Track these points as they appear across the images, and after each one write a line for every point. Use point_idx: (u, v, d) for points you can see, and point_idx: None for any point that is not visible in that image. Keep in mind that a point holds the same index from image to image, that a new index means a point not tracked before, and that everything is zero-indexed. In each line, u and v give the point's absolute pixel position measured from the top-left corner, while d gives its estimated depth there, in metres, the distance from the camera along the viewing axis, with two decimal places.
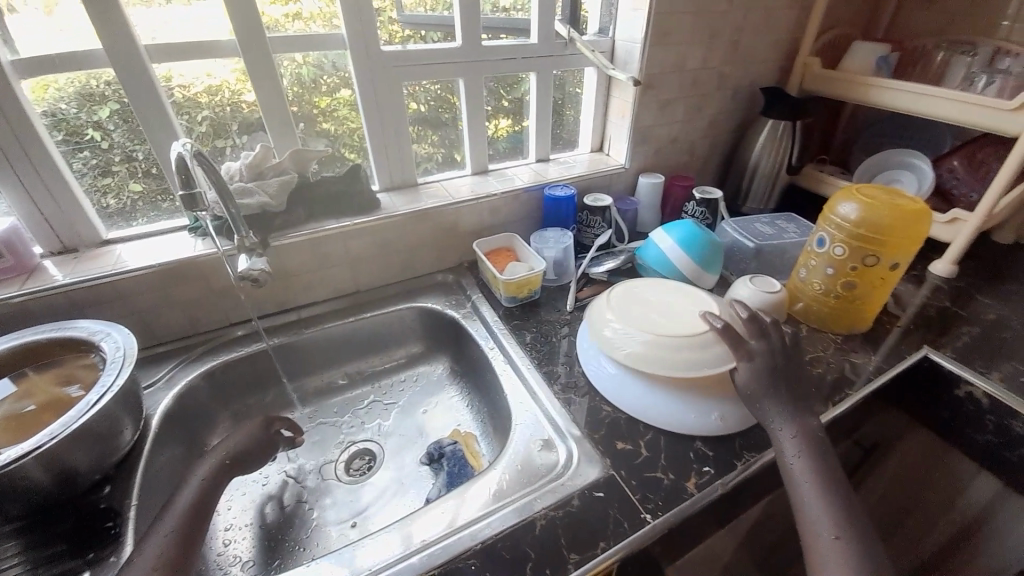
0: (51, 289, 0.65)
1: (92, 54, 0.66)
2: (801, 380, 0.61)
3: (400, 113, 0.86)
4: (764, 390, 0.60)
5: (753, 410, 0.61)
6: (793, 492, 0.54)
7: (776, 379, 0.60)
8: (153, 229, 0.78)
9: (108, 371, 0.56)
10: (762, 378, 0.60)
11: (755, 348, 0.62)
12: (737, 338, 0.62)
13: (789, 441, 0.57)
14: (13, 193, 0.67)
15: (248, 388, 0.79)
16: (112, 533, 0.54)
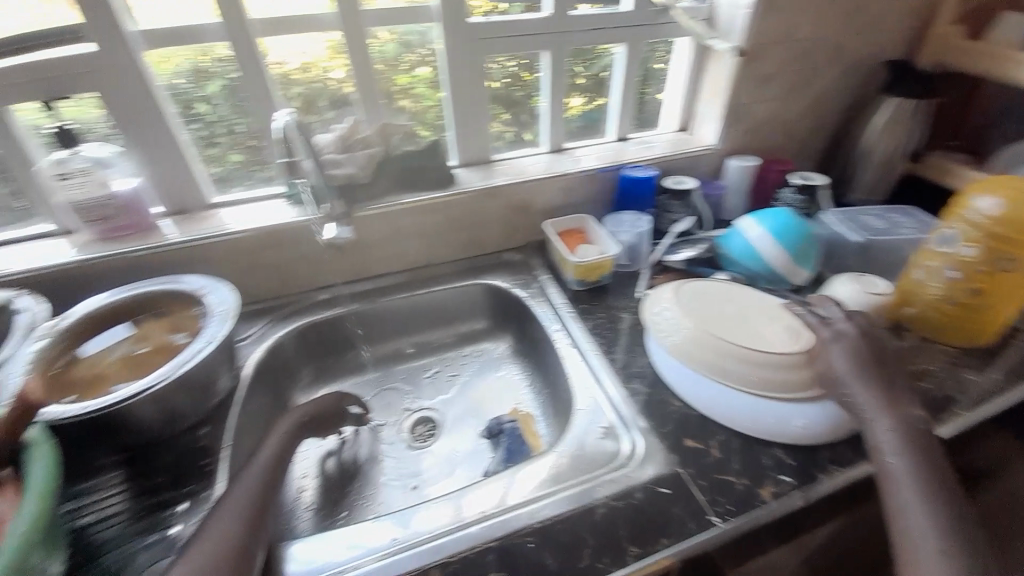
0: (167, 245, 0.73)
1: (207, 28, 0.70)
2: (897, 376, 0.57)
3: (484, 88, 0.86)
4: (857, 373, 0.56)
5: (838, 397, 0.57)
6: (889, 496, 0.49)
7: (870, 364, 0.57)
8: (250, 196, 0.83)
9: (213, 323, 0.62)
10: (854, 361, 0.57)
11: (840, 329, 0.61)
12: (818, 322, 0.63)
13: (884, 435, 0.52)
14: (138, 159, 0.75)
15: (326, 350, 0.84)
16: (206, 469, 0.59)
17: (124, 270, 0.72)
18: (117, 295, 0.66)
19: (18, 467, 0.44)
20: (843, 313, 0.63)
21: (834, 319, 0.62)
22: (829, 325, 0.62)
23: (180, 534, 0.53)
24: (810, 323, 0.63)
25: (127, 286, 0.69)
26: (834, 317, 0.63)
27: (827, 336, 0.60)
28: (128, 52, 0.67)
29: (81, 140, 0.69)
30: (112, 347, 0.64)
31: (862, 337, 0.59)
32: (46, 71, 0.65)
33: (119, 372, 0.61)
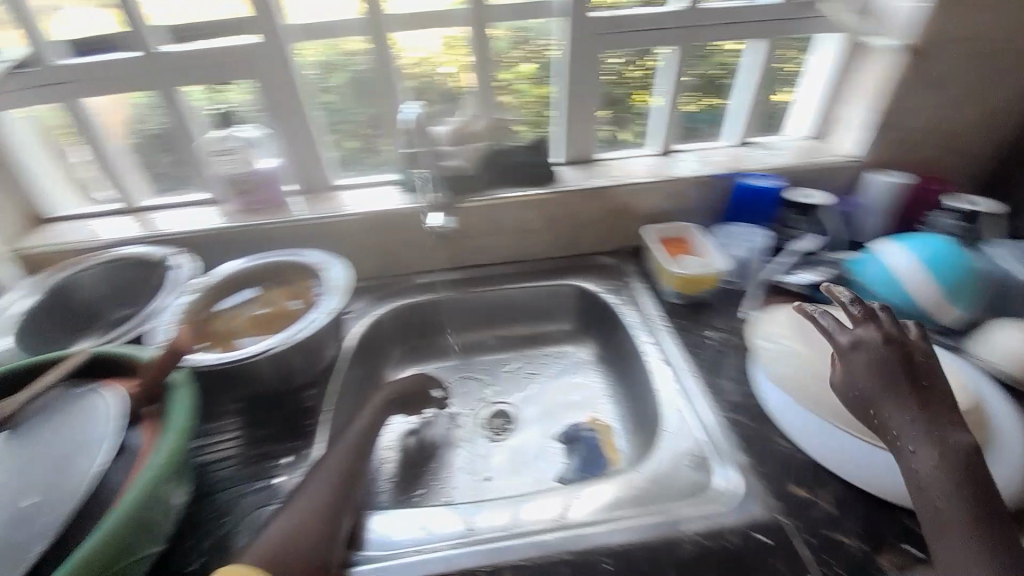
0: (294, 221, 0.80)
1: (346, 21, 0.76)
2: (936, 386, 0.47)
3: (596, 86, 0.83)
4: (882, 389, 0.48)
5: (868, 417, 0.49)
6: (933, 545, 0.42)
7: (897, 376, 0.48)
8: (363, 180, 0.89)
9: (328, 297, 0.68)
10: (878, 375, 0.48)
11: (862, 334, 0.51)
12: (836, 324, 0.54)
13: (924, 470, 0.44)
14: (277, 142, 0.83)
15: (417, 332, 0.88)
16: (307, 429, 0.64)
17: (257, 239, 0.81)
18: (251, 261, 0.74)
19: (163, 403, 0.51)
20: (865, 308, 0.53)
21: (856, 320, 0.53)
22: (849, 328, 0.53)
23: (282, 486, 0.58)
24: (824, 327, 0.55)
25: (260, 254, 0.77)
26: (855, 315, 0.53)
27: (846, 344, 0.52)
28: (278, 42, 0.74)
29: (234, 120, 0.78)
30: (241, 306, 0.72)
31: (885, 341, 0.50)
32: (217, 57, 0.74)
33: (247, 329, 0.69)
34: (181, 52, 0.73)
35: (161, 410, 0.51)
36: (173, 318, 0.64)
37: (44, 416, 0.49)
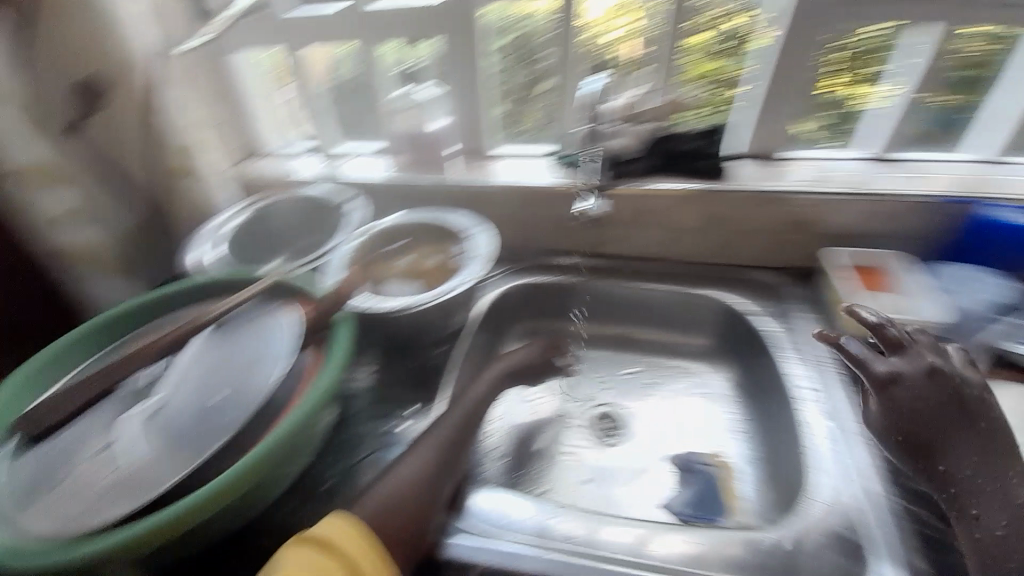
0: (455, 184, 0.85)
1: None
2: (990, 431, 0.51)
3: (790, 69, 0.76)
4: (941, 440, 0.51)
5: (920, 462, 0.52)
6: None
7: (951, 422, 0.52)
8: (521, 150, 0.90)
9: (472, 263, 0.71)
10: (928, 418, 0.52)
11: (903, 371, 0.55)
12: (869, 356, 0.58)
13: (985, 521, 0.47)
14: (450, 103, 0.88)
15: (543, 312, 0.86)
16: (433, 386, 0.69)
17: (419, 195, 0.87)
18: (409, 216, 0.81)
19: (323, 335, 0.58)
20: (905, 346, 0.57)
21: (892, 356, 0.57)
22: (885, 361, 0.57)
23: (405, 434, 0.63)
24: (850, 357, 0.58)
25: (416, 210, 0.83)
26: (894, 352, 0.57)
27: (884, 377, 0.56)
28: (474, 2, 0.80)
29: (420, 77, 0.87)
30: (396, 255, 0.78)
31: (927, 373, 0.54)
32: (422, 15, 0.83)
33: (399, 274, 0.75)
34: (394, 10, 0.84)
35: (321, 340, 0.58)
36: (343, 255, 0.74)
37: (239, 325, 0.59)
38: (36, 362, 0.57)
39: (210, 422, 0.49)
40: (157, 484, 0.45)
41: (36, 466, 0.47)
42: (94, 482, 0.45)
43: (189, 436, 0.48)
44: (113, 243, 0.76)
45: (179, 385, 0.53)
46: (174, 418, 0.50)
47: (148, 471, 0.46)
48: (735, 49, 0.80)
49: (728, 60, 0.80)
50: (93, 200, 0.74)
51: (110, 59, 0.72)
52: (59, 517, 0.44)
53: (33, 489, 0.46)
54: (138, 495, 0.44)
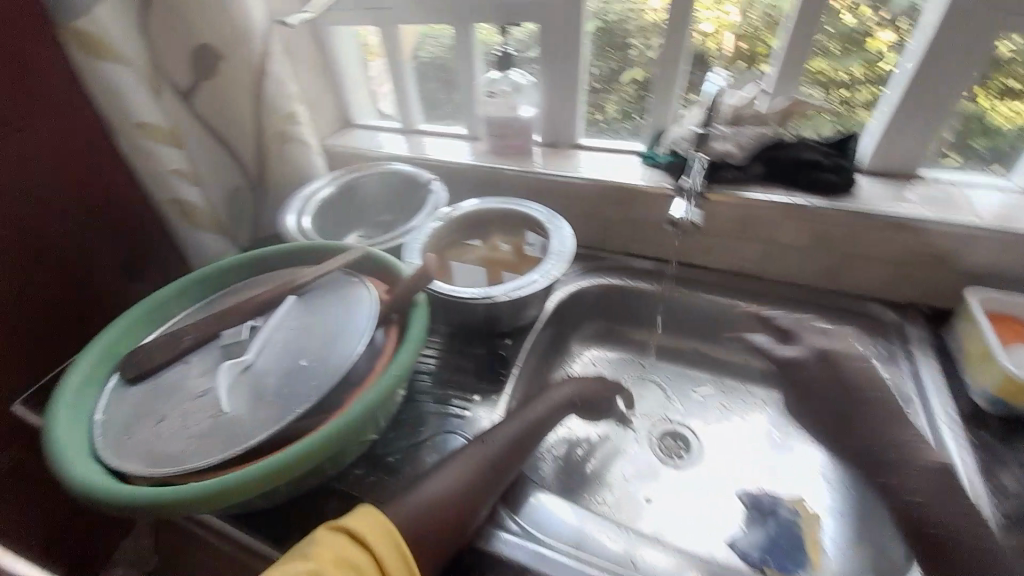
0: (539, 174, 0.84)
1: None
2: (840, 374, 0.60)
3: (931, 78, 0.67)
4: (845, 419, 0.57)
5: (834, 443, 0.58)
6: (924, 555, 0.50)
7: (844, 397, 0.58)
8: (611, 145, 0.88)
9: (553, 260, 0.68)
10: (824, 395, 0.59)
11: (786, 351, 0.63)
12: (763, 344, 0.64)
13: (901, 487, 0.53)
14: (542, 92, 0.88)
15: (615, 317, 0.82)
16: (500, 378, 0.67)
17: (501, 182, 0.88)
18: (493, 204, 0.81)
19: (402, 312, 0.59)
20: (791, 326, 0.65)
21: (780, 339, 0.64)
22: (782, 349, 0.64)
23: (472, 422, 0.62)
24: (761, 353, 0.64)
25: (497, 199, 0.83)
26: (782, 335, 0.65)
27: (781, 360, 0.63)
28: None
29: (513, 64, 0.85)
30: (476, 245, 0.79)
31: (821, 357, 0.61)
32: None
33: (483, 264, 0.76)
34: None
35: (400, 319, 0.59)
36: (424, 237, 0.74)
37: (324, 293, 0.61)
38: (143, 305, 0.61)
39: (294, 386, 0.50)
40: (243, 439, 0.46)
41: (142, 405, 0.51)
42: (189, 427, 0.48)
43: (274, 396, 0.50)
44: (211, 202, 0.82)
45: (267, 345, 0.55)
46: (263, 377, 0.52)
47: (235, 425, 0.48)
48: (851, 49, 0.73)
49: (842, 61, 0.74)
50: (196, 161, 0.79)
51: (231, 30, 0.72)
52: (152, 456, 0.46)
53: (135, 427, 0.49)
54: (226, 447, 0.46)
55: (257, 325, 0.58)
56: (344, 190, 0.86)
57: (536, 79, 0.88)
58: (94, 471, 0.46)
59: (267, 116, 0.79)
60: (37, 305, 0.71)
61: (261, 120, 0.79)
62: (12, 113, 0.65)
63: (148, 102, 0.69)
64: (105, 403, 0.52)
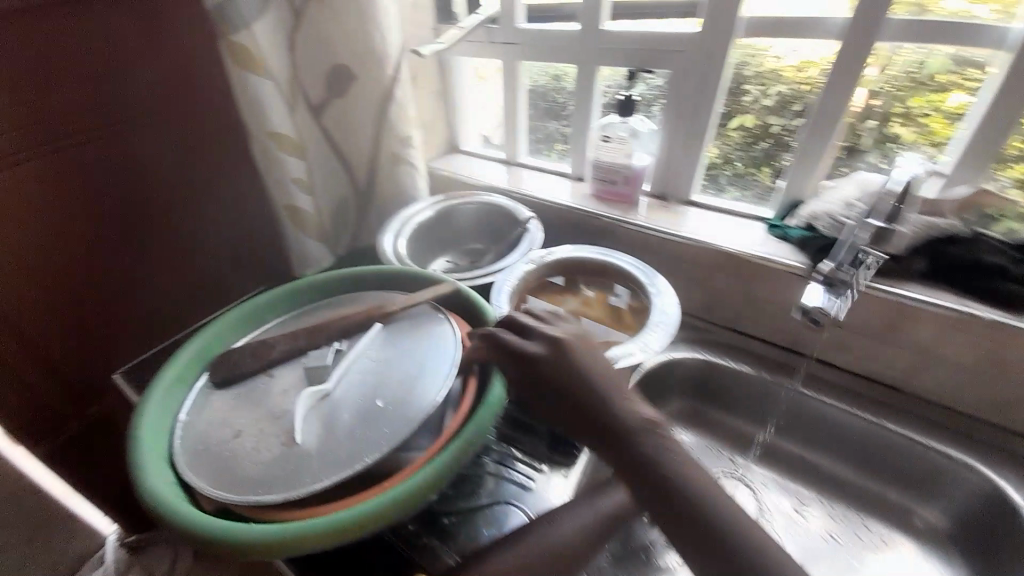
0: (642, 228, 0.79)
1: (827, 22, 0.66)
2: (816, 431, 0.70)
3: None
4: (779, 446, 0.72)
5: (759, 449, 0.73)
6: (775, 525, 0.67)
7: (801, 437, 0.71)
8: (729, 208, 0.81)
9: (648, 334, 0.61)
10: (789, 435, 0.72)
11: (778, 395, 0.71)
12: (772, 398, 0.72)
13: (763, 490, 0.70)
14: (663, 143, 0.82)
15: (714, 398, 0.76)
16: (569, 452, 0.60)
17: (600, 230, 0.84)
18: (591, 253, 0.76)
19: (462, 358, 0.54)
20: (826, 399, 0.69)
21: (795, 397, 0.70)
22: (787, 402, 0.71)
23: (538, 496, 0.57)
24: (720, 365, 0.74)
25: (596, 248, 0.79)
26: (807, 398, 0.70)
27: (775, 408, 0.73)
28: (724, 36, 0.71)
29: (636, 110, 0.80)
30: (566, 295, 0.76)
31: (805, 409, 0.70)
32: (659, 45, 0.76)
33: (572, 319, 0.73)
34: (628, 36, 0.78)
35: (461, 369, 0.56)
36: (512, 279, 0.71)
37: (408, 328, 0.59)
38: (241, 308, 0.63)
39: (365, 432, 0.48)
40: (303, 481, 0.44)
41: (223, 415, 0.51)
42: (258, 452, 0.47)
43: (344, 438, 0.48)
44: (320, 211, 0.85)
45: (347, 377, 0.54)
46: (338, 412, 0.50)
47: (301, 462, 0.46)
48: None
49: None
50: (315, 172, 0.82)
51: (370, 57, 0.74)
52: (218, 475, 0.46)
53: (210, 437, 0.49)
54: (286, 486, 0.44)
55: (340, 350, 0.58)
56: (442, 215, 0.86)
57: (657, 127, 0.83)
58: (164, 478, 0.46)
59: (385, 139, 0.81)
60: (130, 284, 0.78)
61: (378, 140, 0.82)
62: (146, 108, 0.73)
63: (283, 114, 0.72)
64: (189, 404, 0.53)
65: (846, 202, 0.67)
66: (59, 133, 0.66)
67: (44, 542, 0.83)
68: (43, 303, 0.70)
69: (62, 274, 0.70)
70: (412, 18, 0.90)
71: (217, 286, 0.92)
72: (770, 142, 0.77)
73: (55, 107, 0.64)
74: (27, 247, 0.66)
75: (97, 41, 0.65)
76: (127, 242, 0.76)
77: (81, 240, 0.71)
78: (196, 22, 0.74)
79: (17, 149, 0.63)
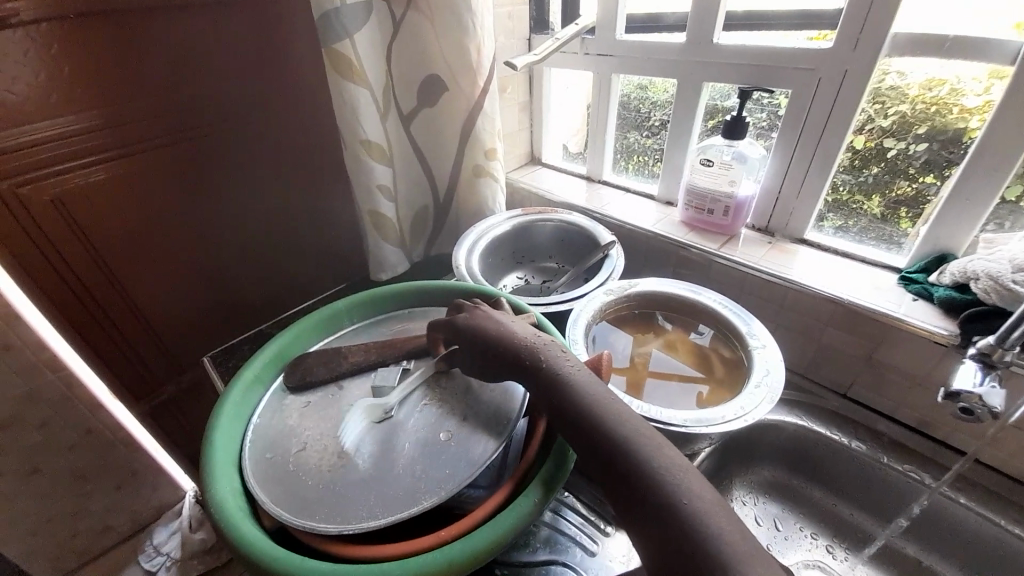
0: (742, 266, 0.71)
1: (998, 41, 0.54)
2: (952, 537, 0.60)
3: None
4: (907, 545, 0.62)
5: (871, 542, 0.65)
6: None
7: (936, 539, 0.61)
8: (854, 252, 0.72)
9: (745, 399, 0.53)
10: (920, 531, 0.62)
11: (898, 479, 0.62)
12: (883, 482, 0.63)
13: None
14: (774, 169, 0.74)
15: (805, 472, 0.69)
16: None
17: (691, 262, 0.77)
18: (679, 288, 0.69)
19: (452, 335, 0.52)
20: (966, 503, 0.58)
21: (925, 489, 0.61)
22: (919, 498, 0.61)
23: (598, 562, 0.51)
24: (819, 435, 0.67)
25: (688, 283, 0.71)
26: (941, 495, 0.60)
27: (905, 501, 0.62)
28: (868, 55, 0.60)
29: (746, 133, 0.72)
30: (646, 334, 0.69)
31: (940, 508, 0.60)
32: (778, 61, 0.67)
33: (650, 359, 0.66)
34: (742, 49, 0.70)
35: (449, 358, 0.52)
36: (592, 308, 0.66)
37: None
38: (322, 313, 0.63)
39: (427, 468, 0.46)
40: (361, 515, 0.42)
41: (294, 422, 0.51)
42: (319, 473, 0.46)
43: (404, 471, 0.45)
44: (401, 219, 0.85)
45: (413, 402, 0.52)
46: (399, 440, 0.48)
47: (360, 492, 0.44)
48: None
49: None
50: (399, 180, 0.82)
51: (463, 67, 0.72)
52: (281, 491, 0.45)
53: (278, 447, 0.49)
54: (342, 518, 0.42)
55: (407, 369, 0.55)
56: (519, 230, 0.83)
57: (766, 151, 0.75)
58: (231, 485, 0.46)
59: (470, 150, 0.80)
60: (219, 271, 0.83)
61: (463, 151, 0.80)
62: (252, 108, 0.77)
63: (375, 122, 0.72)
64: (263, 408, 0.53)
65: (1014, 261, 0.54)
66: (176, 128, 0.70)
67: (130, 490, 0.90)
68: (153, 284, 0.76)
69: (168, 259, 0.76)
70: (505, 27, 0.87)
71: (300, 280, 0.96)
72: (881, 168, 0.67)
73: (175, 106, 0.69)
74: (137, 232, 0.72)
75: (213, 46, 0.69)
76: (223, 232, 0.81)
77: (185, 227, 0.76)
78: (300, 27, 0.76)
79: (140, 142, 0.68)
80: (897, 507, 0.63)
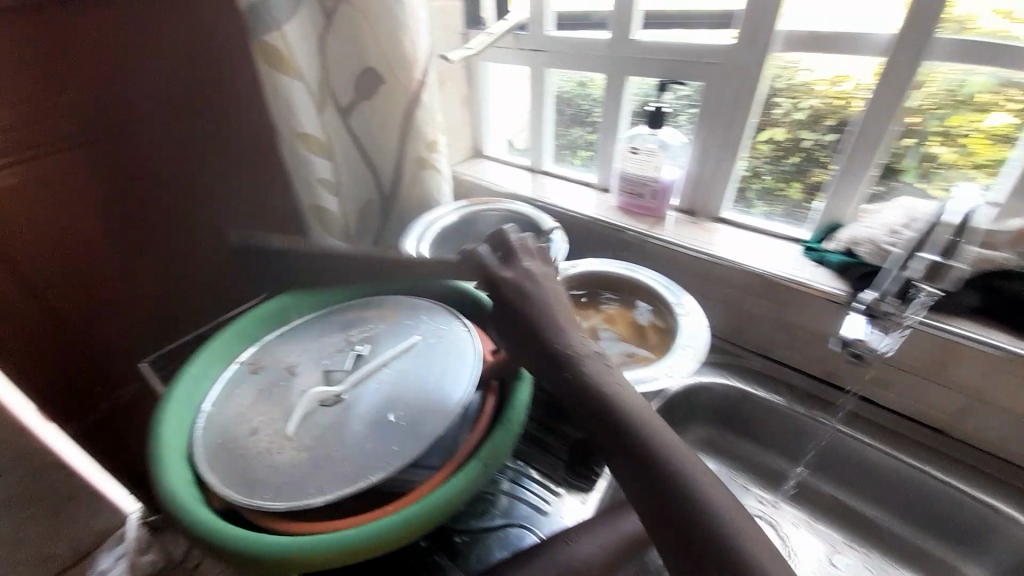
0: (669, 243, 0.77)
1: (865, 37, 0.64)
2: (859, 469, 0.68)
3: None
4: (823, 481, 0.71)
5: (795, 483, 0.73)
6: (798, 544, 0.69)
7: (846, 473, 0.69)
8: (762, 227, 0.79)
9: (675, 361, 0.59)
10: (831, 468, 0.70)
11: (813, 427, 0.70)
12: (803, 431, 0.71)
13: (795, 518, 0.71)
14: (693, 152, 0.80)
15: (736, 428, 0.76)
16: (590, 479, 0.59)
17: (627, 243, 0.82)
18: (616, 267, 0.75)
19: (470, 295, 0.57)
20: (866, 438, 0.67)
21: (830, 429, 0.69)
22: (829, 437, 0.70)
23: (553, 520, 0.55)
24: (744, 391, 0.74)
25: (625, 263, 0.77)
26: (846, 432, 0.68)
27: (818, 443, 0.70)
28: (762, 49, 0.68)
29: (665, 122, 0.78)
30: (587, 312, 0.74)
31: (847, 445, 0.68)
32: (690, 56, 0.74)
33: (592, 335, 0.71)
34: (659, 47, 0.77)
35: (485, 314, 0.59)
36: None
37: (427, 318, 0.61)
38: (270, 307, 0.63)
39: (375, 446, 0.47)
40: (309, 493, 0.43)
41: (246, 409, 0.51)
42: (267, 454, 0.47)
43: (352, 450, 0.47)
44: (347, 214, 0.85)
45: (364, 385, 0.53)
46: (349, 421, 0.50)
47: (307, 471, 0.45)
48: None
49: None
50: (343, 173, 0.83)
51: (399, 59, 0.75)
52: (230, 472, 0.45)
53: (229, 432, 0.49)
54: (288, 496, 0.43)
55: (362, 355, 0.57)
56: (466, 221, 0.86)
57: (687, 138, 0.81)
58: (182, 474, 0.46)
59: (412, 142, 0.81)
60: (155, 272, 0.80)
61: (406, 143, 0.82)
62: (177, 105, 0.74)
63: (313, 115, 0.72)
64: (212, 397, 0.53)
65: (889, 227, 0.65)
66: (96, 126, 0.67)
67: None
68: (80, 292, 0.72)
69: (97, 264, 0.72)
70: (440, 22, 0.89)
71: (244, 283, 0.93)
72: (800, 157, 0.75)
73: (94, 103, 0.66)
74: (60, 237, 0.68)
75: (134, 41, 0.67)
76: (156, 232, 0.78)
77: (114, 234, 0.73)
78: (228, 21, 0.75)
79: (57, 141, 0.64)
80: (813, 450, 0.71)
